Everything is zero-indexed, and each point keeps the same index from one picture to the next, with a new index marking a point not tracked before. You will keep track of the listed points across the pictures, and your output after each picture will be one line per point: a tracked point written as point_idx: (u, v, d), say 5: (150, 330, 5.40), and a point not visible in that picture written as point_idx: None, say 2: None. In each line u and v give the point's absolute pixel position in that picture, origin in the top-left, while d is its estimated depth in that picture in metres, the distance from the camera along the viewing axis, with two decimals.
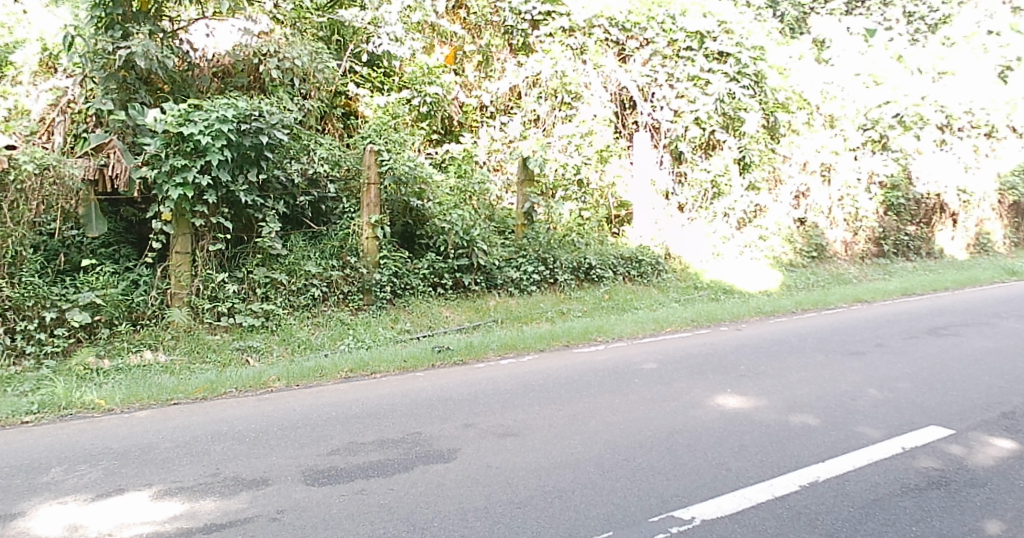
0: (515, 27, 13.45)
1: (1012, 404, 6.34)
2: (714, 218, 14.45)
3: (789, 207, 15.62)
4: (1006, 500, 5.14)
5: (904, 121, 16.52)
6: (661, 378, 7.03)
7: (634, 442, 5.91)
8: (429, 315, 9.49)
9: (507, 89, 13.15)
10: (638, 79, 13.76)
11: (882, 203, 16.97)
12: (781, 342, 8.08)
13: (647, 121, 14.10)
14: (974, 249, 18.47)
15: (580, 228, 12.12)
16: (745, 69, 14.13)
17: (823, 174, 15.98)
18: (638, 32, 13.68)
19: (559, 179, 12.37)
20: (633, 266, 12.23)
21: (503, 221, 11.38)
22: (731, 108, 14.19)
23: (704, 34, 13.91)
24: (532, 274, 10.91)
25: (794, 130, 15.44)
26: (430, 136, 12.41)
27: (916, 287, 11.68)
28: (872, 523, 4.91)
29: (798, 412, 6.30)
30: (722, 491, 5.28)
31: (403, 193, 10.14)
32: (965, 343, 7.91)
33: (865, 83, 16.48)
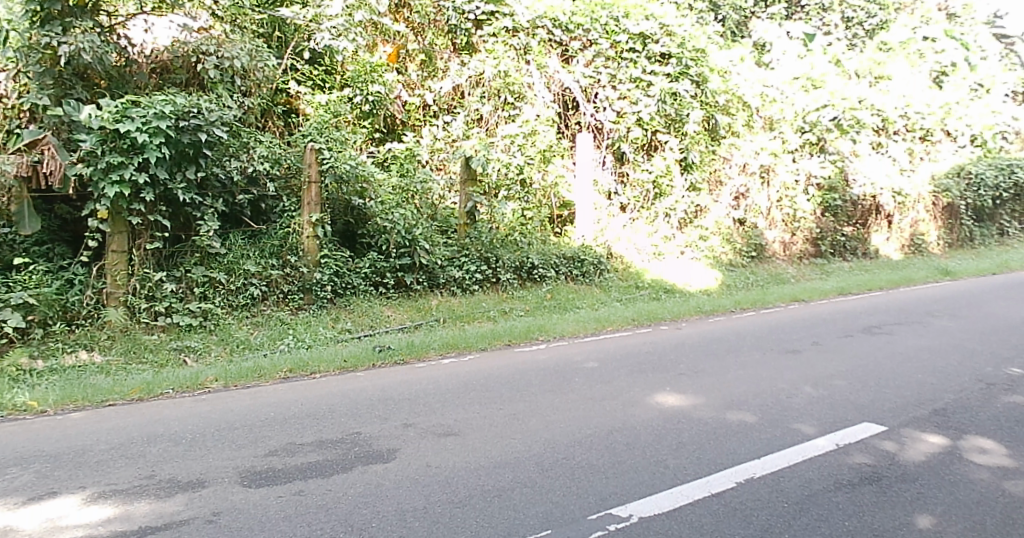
0: (458, 26, 13.30)
1: (943, 401, 6.48)
2: (655, 217, 14.60)
3: (729, 208, 15.74)
4: (936, 494, 5.25)
5: (842, 125, 16.87)
6: (601, 377, 7.06)
7: (574, 441, 5.93)
8: (370, 314, 9.44)
9: (450, 89, 13.03)
10: (579, 79, 13.78)
11: (819, 205, 16.85)
12: (721, 341, 8.17)
13: (590, 122, 14.16)
14: (907, 250, 18.14)
15: (523, 228, 12.15)
16: (687, 69, 14.42)
17: (764, 176, 16.06)
18: (580, 33, 13.78)
19: (501, 179, 12.35)
20: (576, 265, 12.16)
21: (445, 220, 11.26)
22: (673, 109, 14.29)
23: (646, 36, 14.12)
24: (475, 273, 10.84)
25: (734, 133, 15.71)
26: (372, 135, 12.33)
27: (852, 287, 11.89)
28: (806, 518, 4.98)
29: (736, 410, 6.36)
30: (660, 489, 5.32)
31: (344, 191, 10.15)
32: (898, 342, 8.07)
33: (804, 86, 17.07)
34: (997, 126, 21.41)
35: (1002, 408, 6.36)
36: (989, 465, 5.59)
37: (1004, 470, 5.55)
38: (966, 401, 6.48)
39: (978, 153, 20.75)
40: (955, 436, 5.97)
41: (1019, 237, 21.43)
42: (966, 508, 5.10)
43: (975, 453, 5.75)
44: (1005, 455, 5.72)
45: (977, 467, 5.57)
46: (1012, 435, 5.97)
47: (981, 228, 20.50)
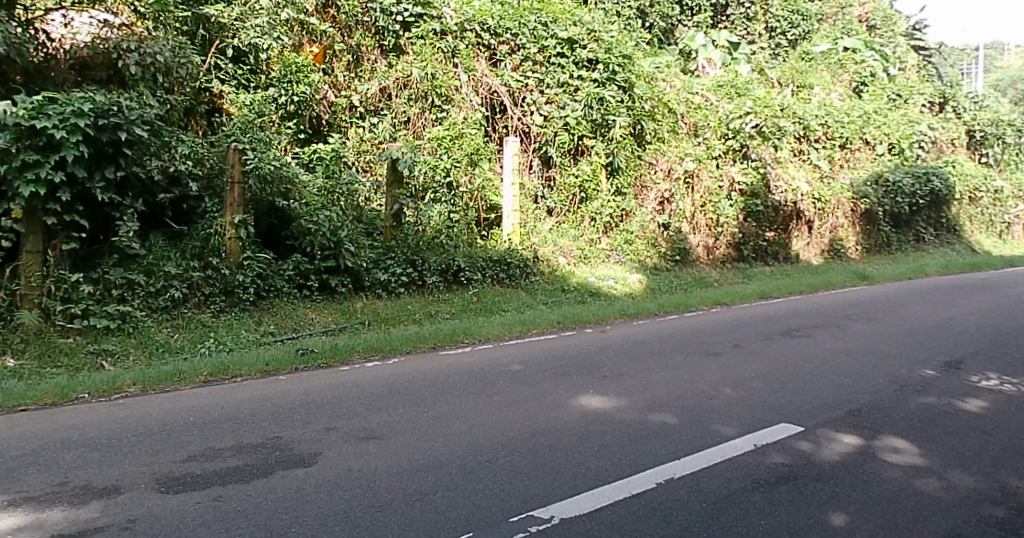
0: (386, 28, 13.27)
1: (858, 402, 6.64)
2: (581, 221, 14.70)
3: (652, 212, 15.55)
4: (849, 493, 5.36)
5: (762, 131, 17.23)
6: (526, 379, 7.09)
7: (497, 443, 5.93)
8: (293, 316, 9.34)
9: (377, 89, 12.89)
10: (508, 84, 14.00)
11: (742, 210, 16.65)
12: (645, 344, 8.27)
13: (518, 126, 14.20)
14: (826, 255, 18.35)
15: (450, 229, 11.96)
16: (614, 74, 14.57)
17: (687, 182, 16.12)
18: (509, 38, 14.22)
19: (427, 182, 12.37)
20: (501, 268, 11.93)
21: (371, 222, 11.27)
22: (600, 114, 14.44)
23: (573, 41, 14.53)
24: (401, 275, 10.72)
25: (659, 140, 15.93)
26: (295, 136, 12.10)
27: (773, 291, 12.10)
28: (723, 517, 5.04)
29: (657, 411, 6.44)
30: (581, 491, 5.33)
31: (268, 191, 10.08)
32: (815, 344, 8.26)
33: (727, 93, 17.84)
34: (917, 135, 22.66)
35: (914, 408, 6.55)
36: (901, 464, 5.74)
37: (915, 468, 5.70)
38: (880, 401, 6.65)
39: (896, 161, 21.50)
40: (869, 436, 6.12)
41: (935, 243, 21.99)
42: (877, 505, 5.21)
43: (888, 452, 5.90)
44: (916, 454, 5.88)
45: (890, 467, 5.71)
46: (923, 435, 6.14)
47: (897, 233, 20.97)
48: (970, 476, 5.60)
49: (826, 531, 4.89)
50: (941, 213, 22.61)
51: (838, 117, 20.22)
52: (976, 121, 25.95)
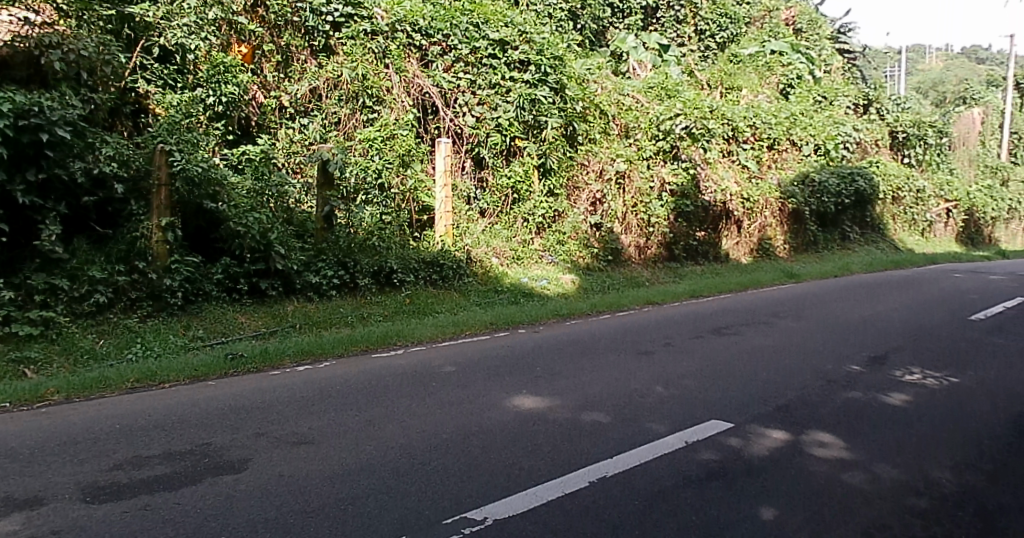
0: (315, 28, 13.06)
1: (786, 397, 6.76)
2: (514, 222, 14.74)
3: (583, 213, 15.69)
4: (778, 487, 5.46)
5: (693, 133, 17.43)
6: (459, 381, 7.07)
7: (430, 446, 5.92)
8: (223, 321, 9.22)
9: (307, 89, 12.70)
10: (440, 84, 13.75)
11: (672, 210, 16.74)
12: (577, 343, 8.34)
13: (450, 126, 13.96)
14: (756, 253, 18.78)
15: (382, 231, 12.02)
16: (546, 76, 14.78)
17: (619, 182, 16.20)
18: (440, 38, 13.96)
19: (359, 183, 12.18)
20: (435, 270, 12.05)
21: (302, 224, 11.28)
22: (532, 116, 14.65)
23: (505, 42, 14.53)
24: (332, 278, 10.73)
25: (590, 141, 16.18)
26: (224, 137, 11.94)
27: (703, 290, 12.32)
28: (655, 514, 5.09)
29: (590, 411, 6.48)
30: (515, 491, 5.34)
31: (196, 194, 9.99)
32: (744, 341, 8.40)
33: (658, 94, 18.30)
34: (840, 135, 23.39)
35: (840, 402, 6.71)
36: (827, 458, 5.87)
37: (841, 462, 5.83)
38: (807, 397, 6.79)
39: (822, 161, 22.17)
40: (798, 431, 6.24)
41: (860, 241, 23.17)
42: (805, 499, 5.31)
43: (815, 447, 6.02)
44: (842, 447, 6.02)
45: (817, 461, 5.83)
46: (850, 428, 6.29)
47: (824, 233, 21.85)
48: (894, 468, 5.75)
49: (756, 526, 4.97)
50: (866, 213, 23.78)
51: (766, 119, 20.50)
52: (899, 122, 27.29)
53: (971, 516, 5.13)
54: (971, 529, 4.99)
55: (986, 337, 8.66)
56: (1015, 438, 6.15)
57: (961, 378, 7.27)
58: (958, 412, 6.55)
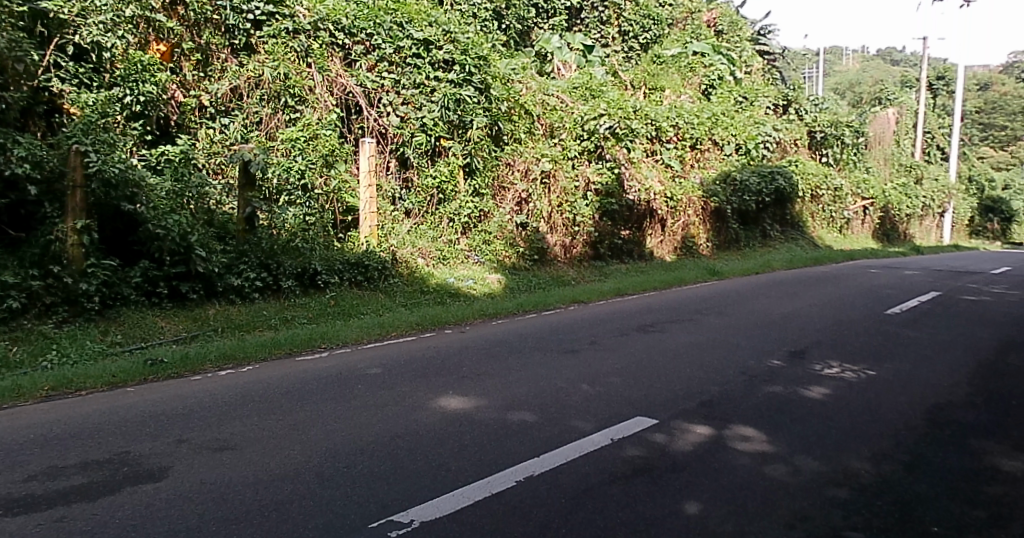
0: (236, 26, 12.82)
1: (710, 393, 6.88)
2: (440, 222, 14.60)
3: (509, 212, 15.70)
4: (702, 482, 5.55)
5: (615, 133, 17.78)
6: (384, 383, 7.05)
7: (356, 449, 5.88)
8: (143, 325, 9.08)
9: (228, 88, 12.51)
10: (364, 84, 13.65)
11: (598, 209, 16.95)
12: (503, 343, 8.36)
13: (375, 126, 13.84)
14: (679, 252, 19.13)
15: (306, 232, 12.01)
16: (471, 75, 14.66)
17: (544, 182, 16.26)
18: (364, 37, 13.88)
19: (282, 183, 12.11)
20: (359, 271, 11.98)
21: (222, 226, 11.15)
22: (457, 116, 14.49)
23: (429, 42, 14.44)
24: (255, 280, 10.64)
25: (516, 141, 16.18)
26: (143, 137, 11.78)
27: (629, 288, 12.46)
28: (582, 512, 5.13)
29: (516, 410, 6.51)
30: (442, 492, 5.33)
31: (113, 195, 9.75)
32: (669, 338, 8.51)
33: (582, 94, 18.63)
34: (762, 134, 23.92)
35: (762, 397, 6.85)
36: (750, 451, 5.98)
37: (763, 455, 5.95)
38: (730, 392, 6.92)
39: (743, 160, 22.65)
40: (721, 425, 6.34)
41: (780, 238, 23.90)
42: (728, 493, 5.40)
43: (738, 441, 6.13)
44: (765, 441, 6.13)
45: (740, 454, 5.94)
46: (773, 421, 6.41)
47: (745, 230, 22.44)
48: (814, 460, 5.89)
49: (680, 521, 5.03)
50: (785, 210, 24.50)
51: (689, 118, 20.78)
52: (816, 123, 28.00)
53: (888, 505, 5.28)
54: (888, 518, 5.13)
55: (901, 331, 8.96)
56: (928, 427, 6.37)
57: (878, 370, 7.50)
58: (876, 403, 6.75)
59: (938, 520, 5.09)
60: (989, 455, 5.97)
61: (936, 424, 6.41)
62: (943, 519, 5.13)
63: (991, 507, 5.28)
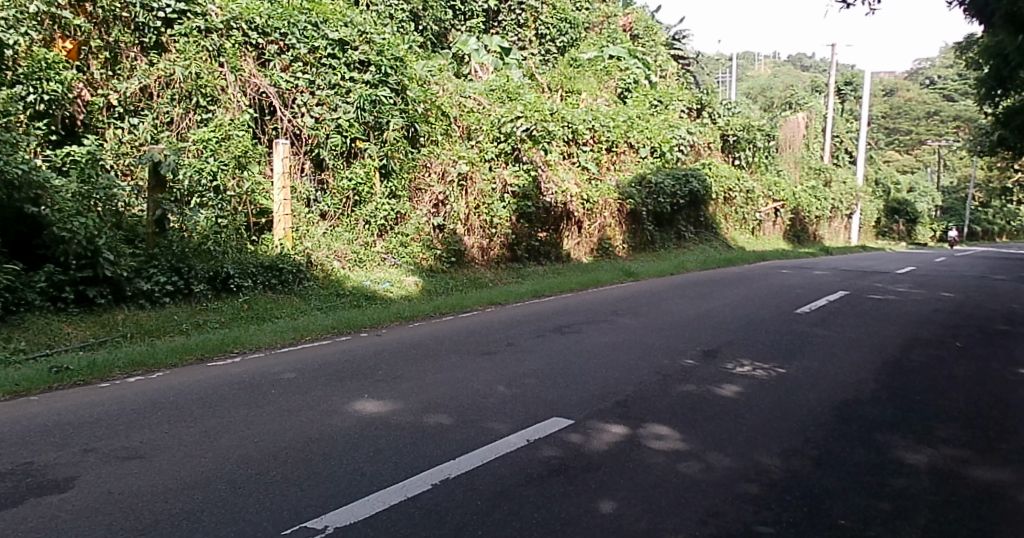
0: (146, 24, 12.58)
1: (625, 393, 6.97)
2: (356, 224, 14.55)
3: (425, 214, 15.61)
4: (616, 481, 5.61)
5: (533, 135, 17.94)
6: (298, 388, 6.98)
7: (269, 455, 5.81)
8: (47, 331, 8.86)
9: (137, 87, 12.27)
10: (278, 84, 13.64)
11: (514, 211, 17.09)
12: (420, 346, 8.36)
13: (288, 127, 13.82)
14: (596, 252, 19.45)
15: (218, 235, 11.90)
16: (386, 76, 14.86)
17: (461, 183, 16.22)
18: (278, 37, 13.83)
19: (192, 185, 11.89)
20: (273, 274, 11.94)
21: (132, 229, 10.94)
22: (372, 117, 14.55)
23: (345, 42, 14.54)
24: (165, 284, 10.51)
25: (433, 142, 16.15)
26: (47, 137, 11.35)
27: (545, 290, 12.53)
28: (498, 513, 5.14)
29: (433, 413, 6.50)
30: (358, 496, 5.29)
31: (16, 197, 9.40)
32: (585, 339, 8.62)
33: (501, 98, 18.78)
34: (677, 138, 24.48)
35: (676, 396, 6.96)
36: (665, 449, 6.05)
37: (677, 452, 6.03)
38: (645, 391, 7.02)
39: (657, 163, 23.00)
40: (636, 424, 6.42)
41: (695, 239, 24.38)
42: (642, 492, 5.46)
43: (652, 439, 6.20)
44: (679, 439, 6.22)
45: (654, 452, 6.02)
46: (686, 420, 6.51)
47: (660, 232, 22.88)
48: (726, 457, 5.99)
49: (594, 521, 5.07)
50: (698, 212, 24.93)
51: (605, 122, 21.20)
52: (730, 126, 28.55)
53: (797, 499, 5.41)
54: (797, 513, 5.25)
55: (811, 329, 9.22)
56: (836, 423, 6.54)
57: (788, 368, 7.70)
58: (786, 401, 6.91)
59: (845, 514, 5.23)
60: (894, 449, 6.16)
61: (844, 420, 6.59)
62: (850, 512, 5.28)
63: (895, 500, 5.45)
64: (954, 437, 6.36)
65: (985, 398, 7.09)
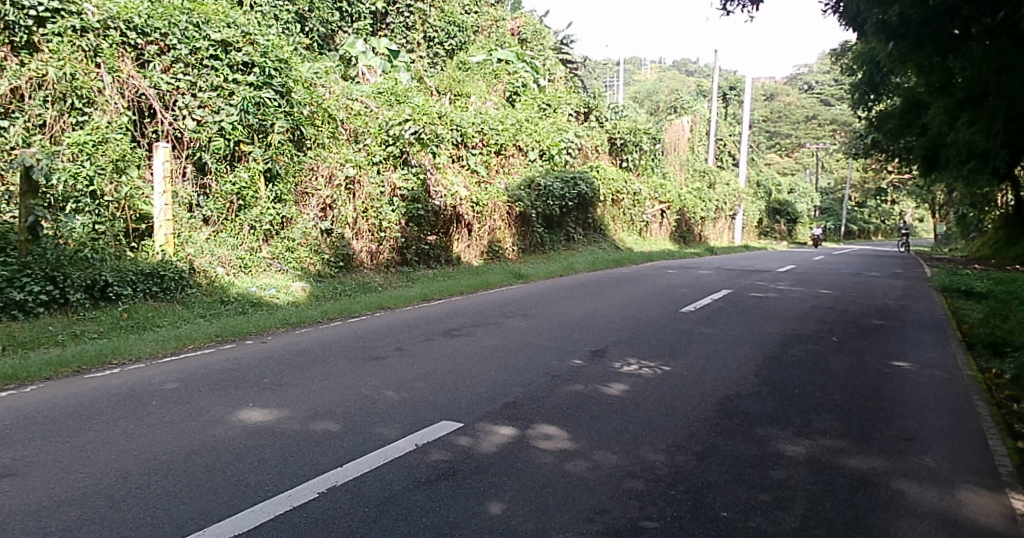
0: (16, 23, 11.98)
1: (514, 394, 7.04)
2: (240, 229, 14.20)
3: (313, 219, 15.42)
4: (505, 482, 5.62)
5: (421, 138, 18.04)
6: (180, 399, 6.83)
7: (149, 469, 5.63)
8: None
9: (7, 89, 11.64)
10: (157, 85, 13.37)
11: (404, 215, 17.07)
12: (307, 353, 8.27)
13: (169, 130, 13.51)
14: (486, 256, 19.48)
15: (96, 242, 11.58)
16: (271, 78, 14.77)
17: (349, 187, 16.10)
18: (158, 37, 13.63)
19: (67, 190, 11.55)
20: (154, 282, 11.62)
21: (3, 237, 10.56)
22: (256, 119, 14.41)
23: (227, 43, 14.44)
24: (40, 294, 10.09)
25: (321, 145, 16.05)
26: None
27: (434, 292, 12.59)
28: (386, 519, 5.09)
29: (320, 420, 6.44)
30: (242, 508, 5.16)
31: None
32: (475, 341, 8.72)
33: (389, 100, 18.79)
34: (566, 140, 25.31)
35: (564, 396, 7.06)
36: (553, 449, 6.11)
37: (565, 452, 6.10)
38: (533, 392, 7.11)
39: (546, 166, 23.46)
40: (525, 426, 6.47)
41: (583, 241, 24.79)
42: (531, 492, 5.50)
43: (541, 439, 6.26)
44: (566, 438, 6.29)
45: (542, 452, 6.07)
46: (574, 420, 6.60)
47: (550, 234, 23.12)
48: (613, 454, 6.09)
49: (482, 523, 5.08)
50: (587, 214, 25.34)
51: (493, 125, 21.36)
52: (616, 130, 29.46)
53: (681, 494, 5.54)
54: (681, 507, 5.38)
55: (696, 328, 9.51)
56: (718, 418, 6.74)
57: (673, 366, 7.91)
58: (670, 398, 7.09)
59: (727, 506, 5.38)
60: (774, 441, 6.38)
61: (725, 415, 6.80)
62: (732, 505, 5.42)
63: (775, 490, 5.64)
64: (830, 428, 6.63)
65: (858, 390, 7.44)
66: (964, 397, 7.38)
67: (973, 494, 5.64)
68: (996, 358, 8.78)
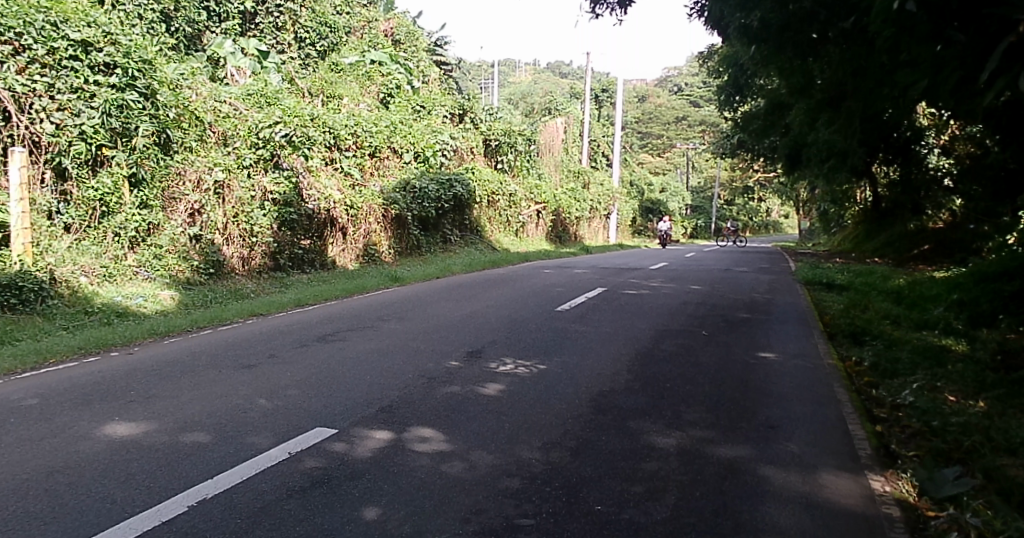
0: None
1: (390, 398, 7.08)
2: (104, 237, 13.86)
3: (181, 224, 15.10)
4: (381, 486, 5.62)
5: (291, 141, 18.20)
6: (39, 415, 6.58)
7: (6, 490, 5.38)
8: None
9: None
10: (12, 87, 12.70)
11: (275, 219, 16.91)
12: (176, 363, 8.08)
13: (25, 134, 12.84)
14: (362, 259, 19.41)
15: None
16: (134, 80, 14.38)
17: (217, 192, 15.84)
18: (12, 37, 12.94)
19: None
20: (12, 294, 11.11)
21: None
22: (119, 122, 14.06)
23: (87, 43, 13.91)
24: None
25: (188, 148, 15.78)
26: None
27: (308, 297, 12.51)
28: (259, 529, 4.99)
29: (190, 432, 6.33)
30: (107, 525, 4.98)
31: None
32: (349, 347, 8.71)
33: (257, 101, 18.78)
34: (441, 142, 25.58)
35: (440, 398, 7.14)
36: (429, 451, 6.15)
37: (442, 453, 6.15)
38: (409, 395, 7.16)
39: (421, 168, 23.61)
40: (401, 429, 6.51)
41: (461, 242, 24.92)
42: (407, 495, 5.50)
43: (417, 442, 6.30)
44: (442, 440, 6.36)
45: (419, 455, 6.09)
46: (450, 421, 6.68)
47: (426, 236, 23.03)
48: (489, 454, 6.16)
49: (358, 528, 5.04)
50: (463, 215, 25.41)
51: (367, 127, 21.59)
52: (490, 131, 29.78)
53: (555, 489, 5.65)
54: (557, 503, 5.46)
55: (573, 326, 9.76)
56: (592, 414, 6.92)
57: (547, 366, 8.09)
58: (544, 396, 7.26)
59: (601, 499, 5.51)
60: (645, 434, 6.59)
61: (599, 411, 6.99)
62: (606, 498, 5.55)
63: (648, 482, 5.82)
64: (699, 420, 6.90)
65: (726, 382, 7.77)
66: (824, 385, 7.83)
67: (833, 477, 5.95)
68: (856, 347, 9.35)
